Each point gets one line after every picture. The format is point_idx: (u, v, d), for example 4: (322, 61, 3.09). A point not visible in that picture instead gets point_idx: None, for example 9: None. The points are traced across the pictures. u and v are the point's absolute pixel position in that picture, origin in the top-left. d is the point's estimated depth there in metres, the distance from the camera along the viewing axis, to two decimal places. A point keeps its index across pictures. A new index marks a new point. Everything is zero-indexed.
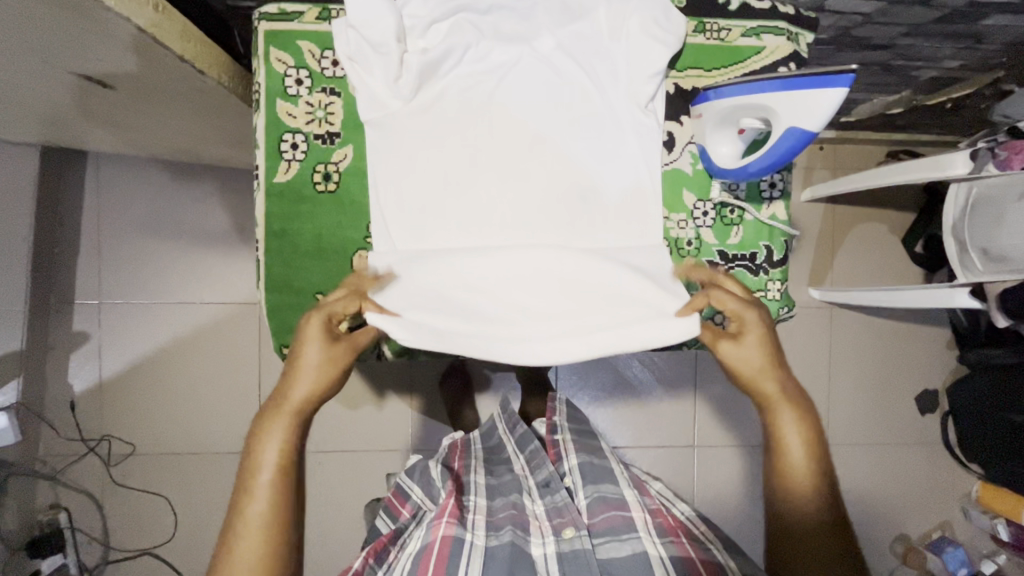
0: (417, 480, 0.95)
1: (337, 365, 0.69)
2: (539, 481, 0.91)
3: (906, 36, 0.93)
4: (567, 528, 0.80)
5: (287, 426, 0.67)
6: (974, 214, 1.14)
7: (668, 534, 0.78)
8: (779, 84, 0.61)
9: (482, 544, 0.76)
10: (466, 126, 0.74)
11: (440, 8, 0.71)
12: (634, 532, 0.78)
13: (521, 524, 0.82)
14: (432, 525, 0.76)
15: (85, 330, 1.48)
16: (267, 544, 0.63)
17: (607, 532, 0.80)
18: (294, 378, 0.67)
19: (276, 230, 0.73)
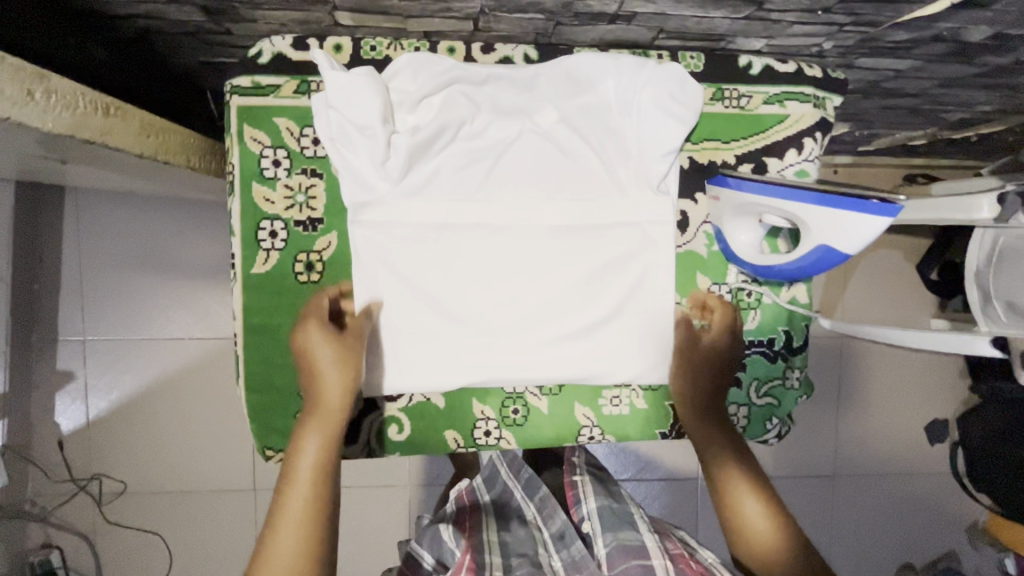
0: (427, 544, 0.86)
1: (351, 358, 0.65)
2: (554, 532, 0.84)
3: (939, 86, 0.85)
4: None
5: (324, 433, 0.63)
6: (1002, 263, 1.08)
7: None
8: (820, 198, 0.56)
9: None
10: (460, 207, 0.68)
11: (430, 82, 0.64)
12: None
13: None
14: None
15: (70, 367, 1.43)
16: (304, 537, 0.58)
17: None
18: (319, 379, 0.64)
19: (255, 326, 0.67)
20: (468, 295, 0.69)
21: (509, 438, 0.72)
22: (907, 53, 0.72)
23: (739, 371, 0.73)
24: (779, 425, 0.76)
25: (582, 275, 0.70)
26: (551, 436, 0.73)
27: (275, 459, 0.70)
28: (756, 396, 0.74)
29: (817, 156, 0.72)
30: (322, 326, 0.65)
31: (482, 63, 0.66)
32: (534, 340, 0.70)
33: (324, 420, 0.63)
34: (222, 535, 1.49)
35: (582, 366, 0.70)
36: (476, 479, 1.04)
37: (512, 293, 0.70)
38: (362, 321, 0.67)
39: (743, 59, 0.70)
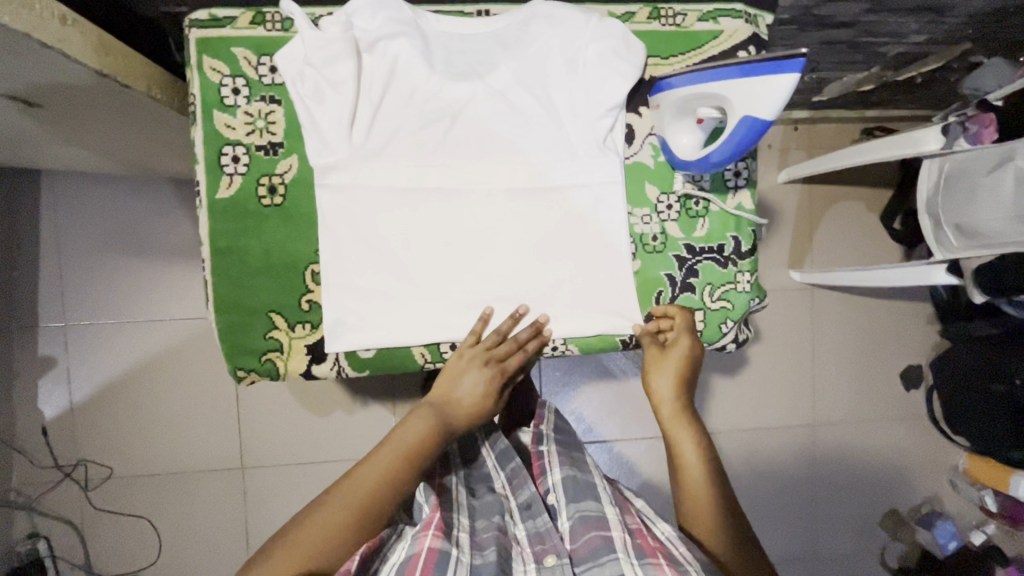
0: None
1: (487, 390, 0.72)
2: (521, 503, 0.80)
3: (870, 11, 0.91)
4: (548, 555, 0.68)
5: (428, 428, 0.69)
6: (949, 189, 1.12)
7: (646, 556, 0.64)
8: (736, 71, 0.59)
9: (468, 561, 0.65)
10: (418, 145, 0.71)
11: (388, 23, 0.68)
12: (612, 552, 0.65)
13: (504, 546, 0.70)
14: (416, 536, 0.66)
15: (52, 354, 1.43)
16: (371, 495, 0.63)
17: (586, 558, 0.67)
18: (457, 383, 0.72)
19: (221, 248, 0.70)
20: (433, 246, 0.72)
21: None
22: None
23: (692, 277, 0.76)
24: (735, 329, 0.79)
25: (538, 226, 0.73)
26: None
27: (247, 379, 0.71)
28: (711, 300, 0.77)
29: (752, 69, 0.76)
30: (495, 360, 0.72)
31: (436, 12, 0.71)
32: (497, 283, 0.73)
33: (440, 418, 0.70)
34: (209, 514, 1.49)
35: (542, 279, 0.73)
36: None
37: (473, 243, 0.73)
38: (506, 360, 0.72)
39: None
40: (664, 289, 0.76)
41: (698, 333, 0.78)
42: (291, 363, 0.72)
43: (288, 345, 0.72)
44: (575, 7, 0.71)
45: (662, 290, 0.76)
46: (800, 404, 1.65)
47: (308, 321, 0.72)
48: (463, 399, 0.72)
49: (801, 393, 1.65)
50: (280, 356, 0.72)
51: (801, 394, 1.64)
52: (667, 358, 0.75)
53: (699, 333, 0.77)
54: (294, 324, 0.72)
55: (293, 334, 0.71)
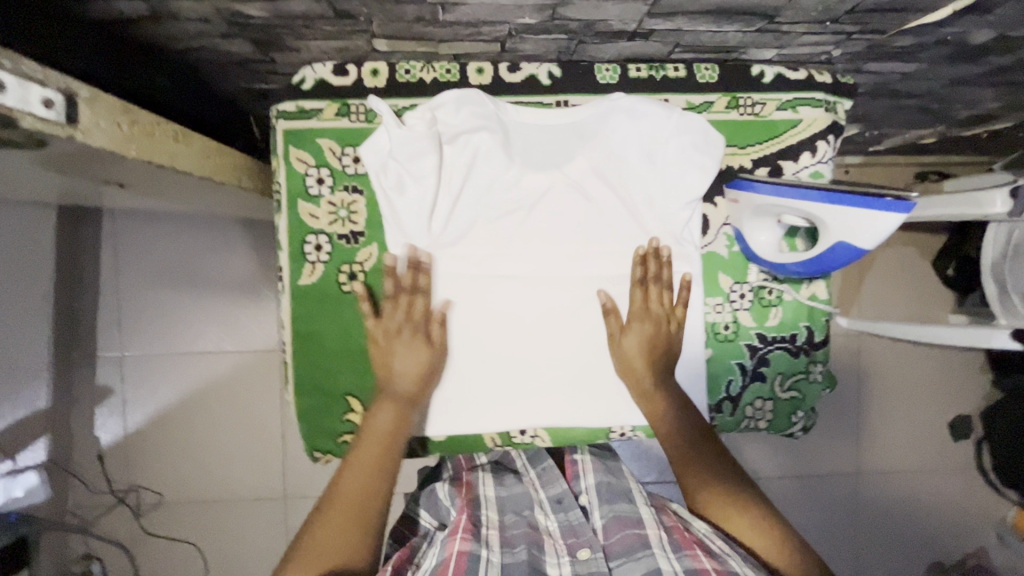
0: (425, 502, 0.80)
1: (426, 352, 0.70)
2: (551, 495, 0.76)
3: (949, 85, 0.88)
4: (582, 548, 0.68)
5: (397, 412, 0.68)
6: (1019, 257, 1.09)
7: (682, 547, 0.63)
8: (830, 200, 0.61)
9: (498, 561, 0.65)
10: (494, 234, 0.72)
11: (470, 118, 0.69)
12: (648, 549, 0.65)
13: (535, 543, 0.69)
14: (445, 542, 0.66)
15: (108, 383, 1.43)
16: (365, 494, 0.65)
17: (621, 553, 0.66)
18: (395, 362, 0.69)
19: (301, 333, 0.72)
20: (507, 333, 0.73)
21: (543, 436, 0.75)
22: (912, 57, 0.75)
23: (763, 366, 0.76)
24: (804, 417, 0.78)
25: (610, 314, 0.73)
26: (583, 433, 0.75)
27: (323, 460, 0.73)
28: (782, 390, 0.77)
29: (831, 157, 0.75)
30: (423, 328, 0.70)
31: (514, 103, 0.71)
32: (569, 371, 0.74)
33: (399, 398, 0.68)
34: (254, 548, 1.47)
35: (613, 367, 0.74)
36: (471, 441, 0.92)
37: (545, 331, 0.73)
38: (438, 327, 0.71)
39: (756, 69, 0.74)
40: (735, 378, 0.76)
41: (768, 422, 0.77)
42: None
43: None
44: (656, 100, 0.70)
45: (733, 379, 0.76)
46: (843, 451, 1.62)
47: None
48: (406, 375, 0.69)
49: (845, 441, 1.62)
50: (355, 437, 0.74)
51: (845, 442, 1.62)
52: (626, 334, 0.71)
53: (768, 422, 0.77)
54: (370, 407, 0.73)
55: (367, 418, 0.73)
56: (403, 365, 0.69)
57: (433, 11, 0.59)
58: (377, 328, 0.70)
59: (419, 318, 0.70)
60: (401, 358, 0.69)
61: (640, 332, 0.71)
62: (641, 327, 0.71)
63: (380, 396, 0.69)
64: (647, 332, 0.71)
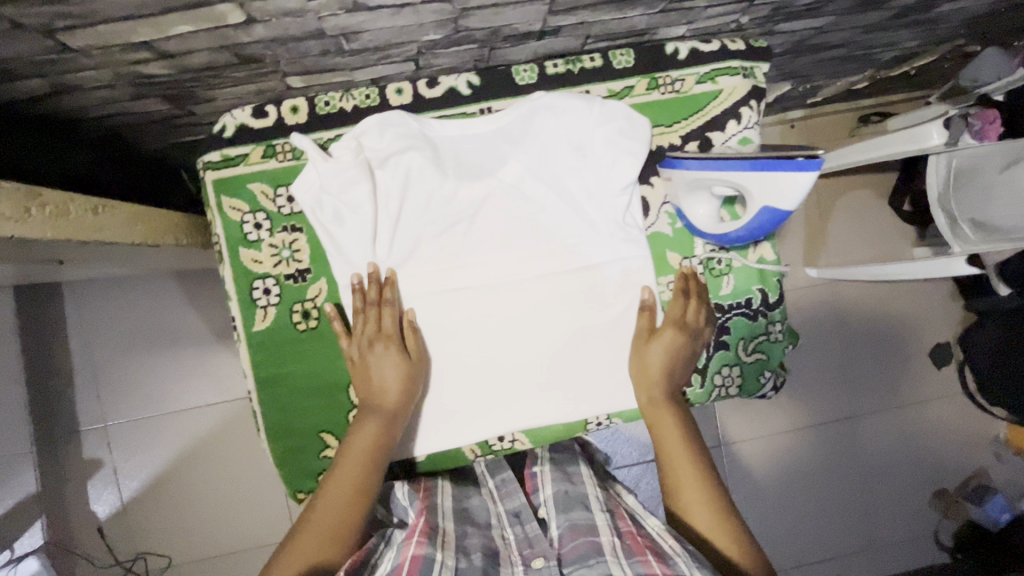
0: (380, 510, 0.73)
1: (404, 363, 0.69)
2: (511, 509, 0.72)
3: (864, 33, 0.90)
4: (536, 558, 0.62)
5: (381, 427, 0.66)
6: (960, 185, 1.11)
7: (635, 553, 0.55)
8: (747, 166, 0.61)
9: (452, 567, 0.57)
10: (439, 249, 0.72)
11: (395, 139, 0.69)
12: (598, 556, 0.57)
13: (490, 554, 0.63)
14: (399, 547, 0.59)
15: (97, 455, 1.38)
16: (345, 511, 0.60)
17: (576, 561, 0.59)
18: (382, 381, 0.67)
19: (265, 379, 0.71)
20: (469, 345, 0.73)
21: (523, 439, 0.75)
22: (818, 13, 0.76)
23: (724, 334, 0.77)
24: (773, 377, 0.79)
25: (568, 309, 0.74)
26: (561, 430, 0.76)
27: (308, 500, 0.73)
28: (747, 354, 0.78)
29: (756, 121, 0.77)
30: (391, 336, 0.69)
31: (438, 117, 0.71)
32: (536, 371, 0.74)
33: (382, 412, 0.67)
34: None
35: (579, 361, 0.74)
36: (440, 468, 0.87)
37: (507, 336, 0.74)
38: (412, 337, 0.70)
39: (670, 47, 0.75)
40: (699, 350, 0.77)
41: (739, 388, 0.78)
42: None
43: None
44: (575, 93, 0.71)
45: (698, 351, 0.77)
46: (835, 398, 1.64)
47: None
48: (387, 387, 0.67)
49: (835, 388, 1.64)
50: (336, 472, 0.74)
51: (835, 389, 1.64)
52: (653, 341, 0.71)
53: (739, 387, 0.78)
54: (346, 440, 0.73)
55: None
56: (387, 376, 0.68)
57: (336, 42, 0.60)
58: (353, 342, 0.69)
59: (411, 338, 0.70)
60: (392, 376, 0.68)
61: (666, 342, 0.71)
62: (669, 335, 0.71)
63: (366, 418, 0.67)
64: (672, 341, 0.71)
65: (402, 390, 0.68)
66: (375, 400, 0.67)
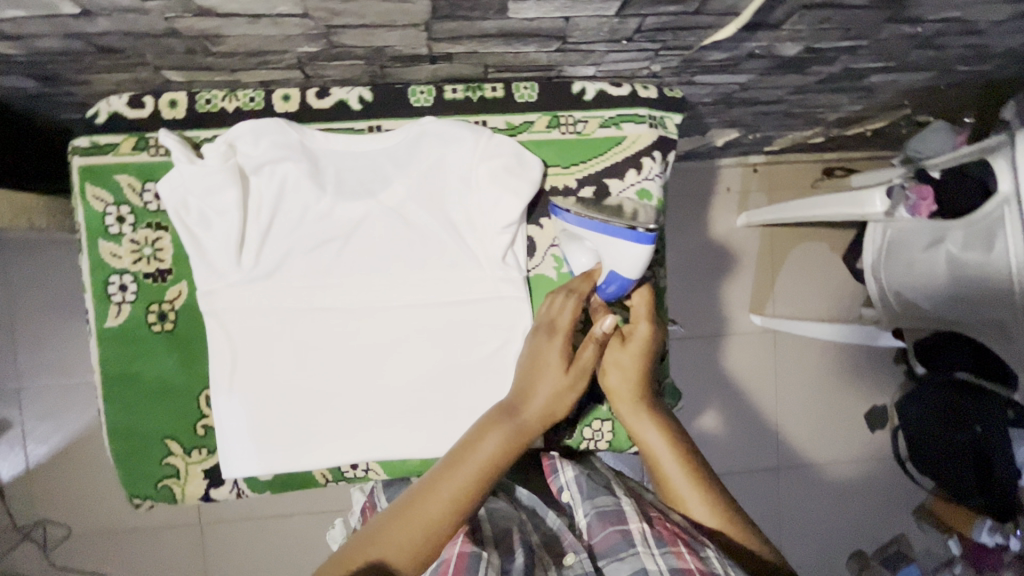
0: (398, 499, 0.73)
1: (566, 386, 0.64)
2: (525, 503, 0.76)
3: (795, 93, 0.88)
4: (567, 554, 0.65)
5: (502, 437, 0.61)
6: (890, 257, 1.09)
7: (666, 543, 0.59)
8: (629, 234, 0.64)
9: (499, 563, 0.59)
10: (309, 265, 0.70)
11: (271, 147, 0.67)
12: (633, 548, 0.61)
13: (529, 550, 0.64)
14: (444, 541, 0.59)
15: (5, 416, 1.34)
16: (450, 519, 0.56)
17: (608, 553, 0.63)
18: (533, 386, 0.64)
19: (111, 377, 0.69)
20: (328, 367, 0.71)
21: (377, 469, 0.74)
22: (736, 69, 0.74)
23: (597, 387, 0.79)
24: None
25: (438, 343, 0.72)
26: (417, 465, 0.73)
27: (144, 506, 0.71)
28: None
29: (658, 174, 0.74)
30: (559, 343, 0.66)
31: (322, 130, 0.69)
32: (396, 404, 0.72)
33: (518, 431, 0.61)
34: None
35: (442, 399, 0.72)
36: None
37: (371, 362, 0.71)
38: (588, 349, 0.65)
39: (577, 86, 0.72)
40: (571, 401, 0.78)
41: (608, 442, 0.81)
42: (188, 488, 0.71)
43: (185, 470, 0.71)
44: (466, 123, 0.69)
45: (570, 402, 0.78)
46: (763, 446, 1.63)
47: (205, 445, 0.71)
48: (536, 400, 0.63)
49: (765, 436, 1.63)
50: (178, 480, 0.72)
51: (764, 437, 1.63)
52: (625, 348, 0.70)
53: (608, 442, 0.81)
54: (190, 449, 0.71)
55: (188, 460, 0.71)
56: (539, 387, 0.64)
57: (199, 43, 0.57)
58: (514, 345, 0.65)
59: (590, 349, 0.65)
60: (544, 387, 0.64)
61: (636, 346, 0.70)
62: (643, 334, 0.71)
63: (496, 422, 0.61)
64: (647, 338, 0.71)
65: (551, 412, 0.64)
66: (513, 410, 0.63)
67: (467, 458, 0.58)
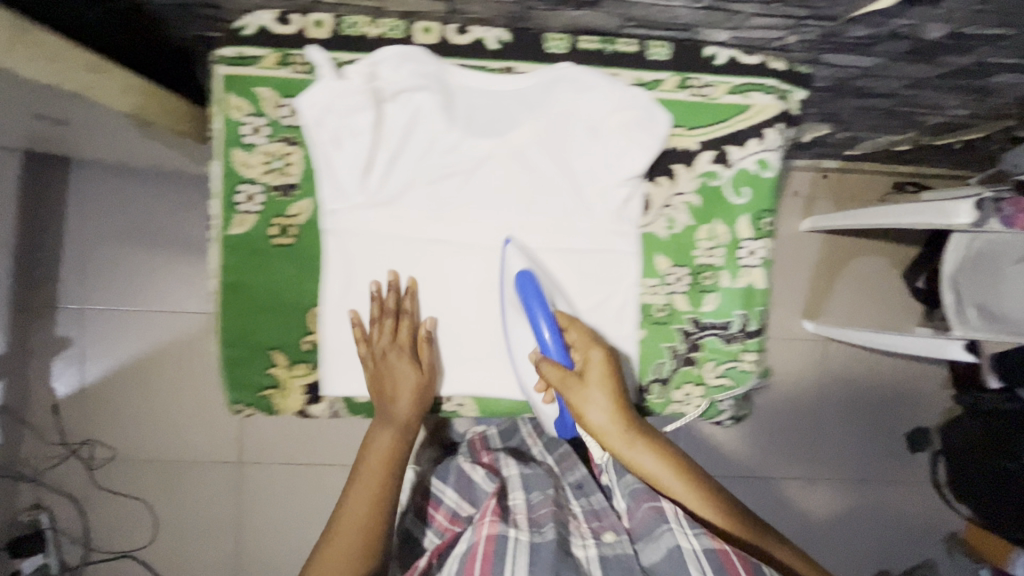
0: (452, 483, 0.82)
1: (421, 380, 0.71)
2: (573, 483, 0.79)
3: (909, 87, 0.88)
4: (607, 532, 0.68)
5: (392, 442, 0.70)
6: (976, 267, 1.07)
7: (697, 523, 0.62)
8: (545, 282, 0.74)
9: (527, 539, 0.65)
10: (429, 197, 0.71)
11: (410, 76, 0.68)
12: (665, 523, 0.63)
13: (560, 521, 0.68)
14: (477, 523, 0.68)
15: (67, 336, 1.32)
16: (371, 528, 0.65)
17: (645, 531, 0.66)
18: (395, 394, 0.70)
19: (229, 283, 0.71)
20: (436, 297, 0.73)
21: (469, 406, 0.75)
22: (869, 50, 0.73)
23: (694, 351, 0.76)
24: (733, 406, 0.79)
25: (545, 289, 0.73)
26: (509, 403, 0.75)
27: (244, 412, 0.73)
28: (713, 376, 0.77)
29: (779, 145, 0.74)
30: (404, 355, 0.71)
31: (459, 65, 0.70)
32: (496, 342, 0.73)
33: (393, 428, 0.70)
34: (197, 515, 1.38)
35: None
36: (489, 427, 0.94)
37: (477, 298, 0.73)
38: (427, 345, 0.72)
39: (709, 50, 0.73)
40: (665, 361, 0.75)
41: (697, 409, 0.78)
42: (287, 400, 0.74)
43: (286, 382, 0.73)
44: (602, 73, 0.69)
45: (664, 362, 0.75)
46: (804, 455, 1.60)
47: (309, 360, 0.73)
48: (400, 400, 0.71)
49: (806, 445, 1.60)
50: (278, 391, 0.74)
51: (806, 446, 1.60)
52: (588, 381, 0.68)
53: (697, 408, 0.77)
54: (294, 362, 0.73)
55: (291, 372, 0.73)
56: (399, 393, 0.70)
57: None
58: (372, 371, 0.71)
59: (427, 348, 0.72)
60: (405, 391, 0.70)
61: (598, 374, 0.68)
62: (600, 361, 0.69)
63: (381, 426, 0.71)
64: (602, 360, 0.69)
65: (415, 404, 0.71)
66: (387, 418, 0.71)
67: (364, 476, 0.67)
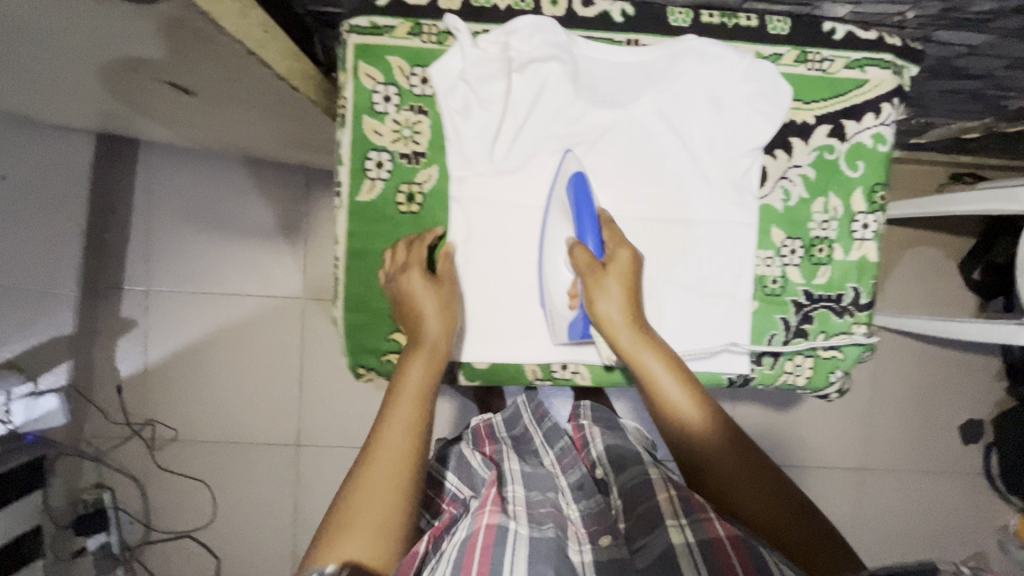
0: (453, 467, 0.77)
1: (446, 301, 0.69)
2: (573, 482, 0.75)
3: (1007, 67, 0.88)
4: (603, 535, 0.64)
5: (425, 366, 0.66)
6: None
7: (696, 512, 0.60)
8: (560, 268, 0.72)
9: (526, 534, 0.60)
10: (554, 165, 0.72)
11: (541, 46, 0.69)
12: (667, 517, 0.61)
13: (560, 524, 0.64)
14: (474, 513, 0.62)
15: (132, 317, 1.28)
16: (409, 454, 0.60)
17: (643, 528, 0.63)
18: (422, 314, 0.67)
19: (356, 249, 0.72)
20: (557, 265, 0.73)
21: (584, 373, 0.76)
22: (984, 26, 0.74)
23: (807, 323, 0.76)
24: (841, 379, 0.78)
25: (663, 257, 0.74)
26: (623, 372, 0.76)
27: (366, 376, 0.74)
28: (824, 348, 0.77)
29: (894, 121, 0.75)
30: (420, 274, 0.68)
31: (586, 37, 0.71)
32: None
33: (429, 355, 0.67)
34: (258, 504, 1.29)
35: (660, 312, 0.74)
36: (495, 416, 0.89)
37: None
38: (446, 265, 0.71)
39: (827, 26, 0.73)
40: (778, 332, 0.76)
41: (806, 380, 0.78)
42: None
43: None
44: (728, 45, 0.70)
45: (777, 333, 0.76)
46: None
47: None
48: (432, 324, 0.68)
49: None
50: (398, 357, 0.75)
51: None
52: (611, 273, 0.68)
53: (807, 380, 0.77)
54: None
55: None
56: (426, 313, 0.67)
57: None
58: (389, 295, 0.70)
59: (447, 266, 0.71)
60: (433, 311, 0.68)
61: (621, 274, 0.68)
62: (626, 260, 0.69)
63: (411, 355, 0.67)
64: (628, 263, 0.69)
65: (444, 323, 0.69)
66: (416, 342, 0.67)
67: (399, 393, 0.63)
